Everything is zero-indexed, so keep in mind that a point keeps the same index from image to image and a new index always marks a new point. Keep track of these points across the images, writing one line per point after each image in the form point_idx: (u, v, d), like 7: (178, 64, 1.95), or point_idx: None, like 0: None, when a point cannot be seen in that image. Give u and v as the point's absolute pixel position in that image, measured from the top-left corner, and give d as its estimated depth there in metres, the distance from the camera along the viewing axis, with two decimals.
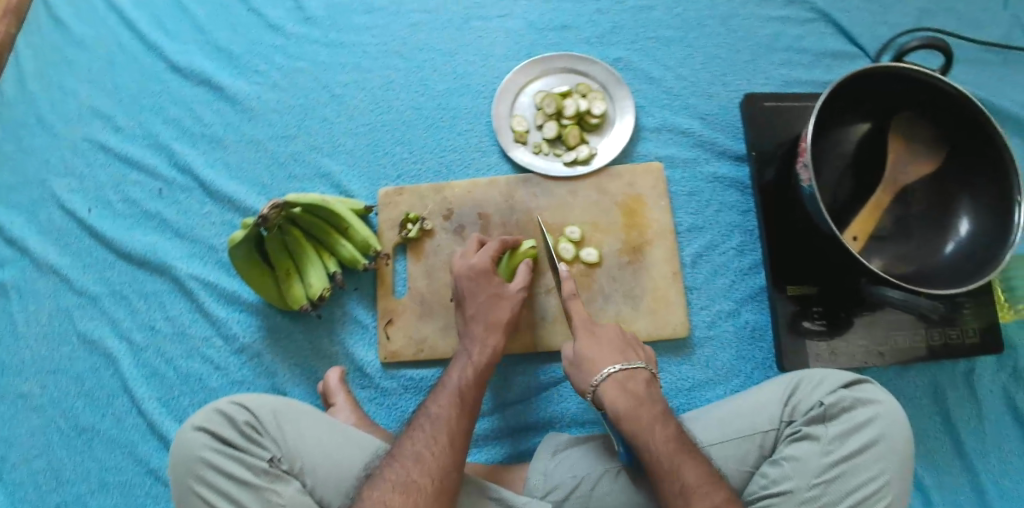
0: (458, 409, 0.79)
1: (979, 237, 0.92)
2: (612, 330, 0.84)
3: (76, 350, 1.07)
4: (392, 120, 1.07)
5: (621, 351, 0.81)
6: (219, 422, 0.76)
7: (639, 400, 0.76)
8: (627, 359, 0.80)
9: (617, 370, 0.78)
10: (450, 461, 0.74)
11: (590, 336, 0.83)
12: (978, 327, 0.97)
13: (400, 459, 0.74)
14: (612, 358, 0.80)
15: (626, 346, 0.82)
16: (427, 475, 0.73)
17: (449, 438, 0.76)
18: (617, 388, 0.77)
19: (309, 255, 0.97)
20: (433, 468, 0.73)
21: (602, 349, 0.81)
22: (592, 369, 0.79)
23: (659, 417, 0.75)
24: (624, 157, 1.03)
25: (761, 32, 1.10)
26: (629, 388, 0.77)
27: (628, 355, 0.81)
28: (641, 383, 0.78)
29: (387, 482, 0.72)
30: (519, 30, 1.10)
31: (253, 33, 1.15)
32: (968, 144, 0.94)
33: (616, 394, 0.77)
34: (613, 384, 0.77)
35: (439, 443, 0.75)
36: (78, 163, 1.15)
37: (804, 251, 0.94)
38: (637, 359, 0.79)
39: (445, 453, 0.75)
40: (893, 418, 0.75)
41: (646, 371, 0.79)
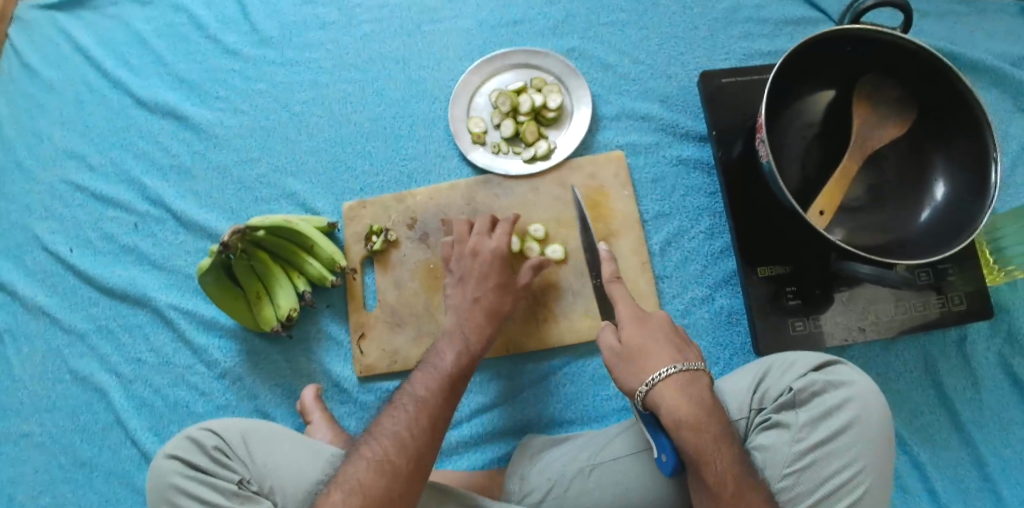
0: (443, 394, 0.78)
1: (957, 200, 0.89)
2: (664, 322, 0.79)
3: (68, 387, 1.08)
4: (351, 134, 1.08)
5: (679, 350, 0.75)
6: (190, 449, 0.79)
7: (700, 405, 0.70)
8: (688, 361, 0.74)
9: (676, 372, 0.72)
10: (428, 444, 0.73)
11: (639, 327, 0.78)
12: (967, 292, 0.93)
13: (383, 437, 0.72)
14: (670, 357, 0.74)
15: (682, 345, 0.76)
16: (407, 455, 0.70)
17: (429, 419, 0.74)
18: (678, 393, 0.71)
19: (278, 276, 0.97)
20: (414, 448, 0.71)
21: (659, 342, 0.76)
22: (645, 369, 0.73)
23: (716, 421, 0.70)
24: (584, 149, 1.02)
25: (717, 6, 1.07)
26: (692, 394, 0.71)
27: (687, 355, 0.75)
28: (699, 386, 0.72)
29: (364, 461, 0.69)
30: (471, 30, 1.09)
31: (211, 60, 1.16)
32: (937, 102, 0.90)
33: (676, 400, 0.71)
34: (673, 388, 0.71)
35: (422, 425, 0.73)
36: (57, 205, 1.15)
37: (773, 230, 0.92)
38: (698, 362, 0.73)
39: (426, 435, 0.73)
40: (867, 400, 0.73)
41: (703, 373, 0.74)
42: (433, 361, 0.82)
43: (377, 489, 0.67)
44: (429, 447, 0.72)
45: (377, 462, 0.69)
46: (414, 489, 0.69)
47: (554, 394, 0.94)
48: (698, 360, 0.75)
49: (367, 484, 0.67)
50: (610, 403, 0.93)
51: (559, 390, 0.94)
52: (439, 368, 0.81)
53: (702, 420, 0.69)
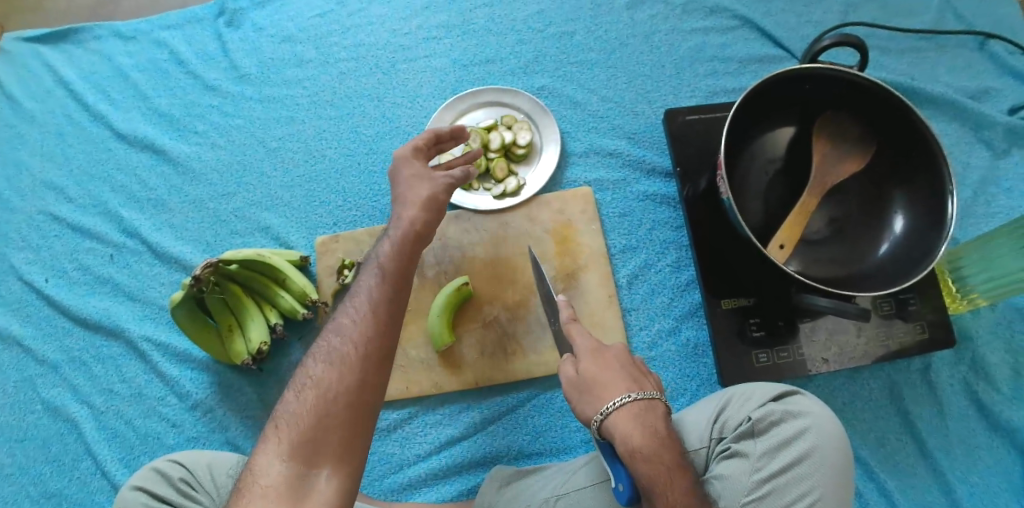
0: (394, 282, 0.74)
1: (916, 233, 0.91)
2: (622, 354, 0.76)
3: (40, 417, 1.08)
4: (325, 169, 1.10)
5: (635, 381, 0.74)
6: (156, 481, 0.81)
7: (652, 432, 0.69)
8: (642, 390, 0.72)
9: (630, 399, 0.71)
10: (377, 336, 0.70)
11: (597, 359, 0.75)
12: (926, 322, 0.95)
13: (331, 343, 0.70)
14: (625, 386, 0.73)
15: (639, 373, 0.75)
16: (355, 353, 0.68)
17: (380, 310, 0.71)
18: (631, 421, 0.70)
19: (250, 310, 0.98)
20: (361, 346, 0.69)
21: (614, 376, 0.73)
22: (601, 396, 0.72)
23: (666, 449, 0.69)
24: (553, 185, 1.04)
25: (682, 45, 1.11)
26: (646, 426, 0.70)
27: (641, 384, 0.73)
28: (652, 414, 0.71)
29: (320, 366, 0.68)
30: (444, 68, 1.13)
31: (191, 95, 1.18)
32: (895, 137, 0.93)
33: (630, 428, 0.69)
34: (626, 416, 0.70)
35: (370, 317, 0.71)
36: (34, 235, 1.16)
37: (736, 262, 0.93)
38: (654, 392, 0.72)
39: (371, 328, 0.70)
40: (823, 430, 0.76)
41: (657, 402, 0.72)
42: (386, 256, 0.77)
43: (331, 387, 0.67)
44: (382, 338, 0.70)
45: (329, 360, 0.68)
46: (370, 382, 0.68)
47: (522, 426, 0.95)
48: (653, 388, 0.74)
49: (324, 383, 0.67)
50: (577, 434, 0.94)
51: (528, 421, 0.95)
52: (391, 260, 0.76)
53: (654, 451, 0.68)
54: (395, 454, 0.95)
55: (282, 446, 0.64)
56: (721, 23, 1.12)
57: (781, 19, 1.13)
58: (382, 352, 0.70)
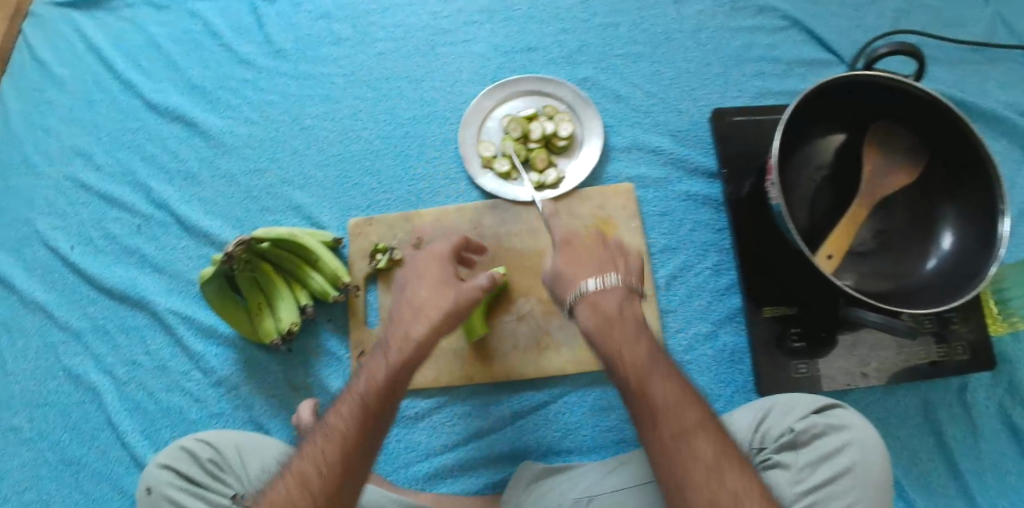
0: (403, 360, 0.72)
1: (964, 251, 0.89)
2: (596, 240, 0.74)
3: (61, 385, 1.07)
4: (359, 151, 1.08)
5: (605, 266, 0.72)
6: (183, 459, 0.79)
7: (612, 318, 0.69)
8: (605, 275, 0.71)
9: (594, 285, 0.70)
10: (363, 428, 0.66)
11: (571, 248, 0.74)
12: (967, 343, 0.93)
13: (320, 429, 0.68)
14: (593, 271, 0.71)
15: (608, 260, 0.73)
16: (336, 444, 0.65)
17: (364, 413, 0.67)
18: (594, 308, 0.69)
19: (280, 289, 0.97)
20: (346, 438, 0.66)
21: (582, 265, 0.72)
22: (570, 283, 0.71)
23: (630, 339, 0.67)
24: (593, 180, 1.02)
25: (731, 42, 1.08)
26: (603, 310, 0.69)
27: (606, 268, 0.72)
28: (616, 297, 0.70)
29: (301, 454, 0.66)
30: (485, 54, 1.10)
31: (224, 68, 1.16)
32: (948, 151, 0.90)
33: (590, 313, 0.69)
34: (587, 304, 0.69)
35: (359, 406, 0.68)
36: (60, 201, 1.15)
37: (781, 270, 0.92)
38: (615, 274, 0.70)
39: (359, 419, 0.67)
40: (867, 442, 0.74)
41: (625, 286, 0.71)
42: (401, 325, 0.75)
43: (315, 472, 0.63)
44: (361, 440, 0.66)
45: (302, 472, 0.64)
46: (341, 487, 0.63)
47: (552, 422, 0.94)
48: (618, 273, 0.71)
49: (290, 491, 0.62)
50: (608, 434, 0.93)
51: (558, 418, 0.94)
52: (406, 334, 0.74)
53: (611, 333, 0.68)
54: (422, 443, 0.94)
55: None
56: (771, 22, 1.09)
57: (835, 21, 1.09)
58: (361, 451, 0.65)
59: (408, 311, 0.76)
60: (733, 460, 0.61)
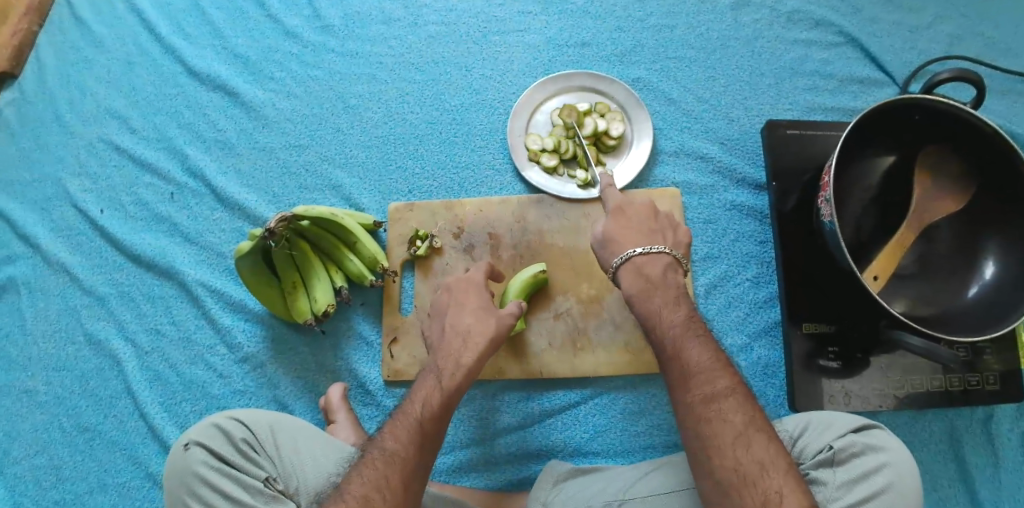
0: (453, 389, 0.76)
1: (1010, 284, 0.86)
2: (643, 209, 0.80)
3: (81, 349, 1.05)
4: (404, 134, 1.07)
5: (649, 235, 0.78)
6: (215, 437, 0.76)
7: (653, 281, 0.74)
8: (651, 244, 0.76)
9: (639, 252, 0.76)
10: (420, 453, 0.70)
11: (622, 216, 0.79)
12: (999, 372, 0.90)
13: (377, 452, 0.69)
14: (637, 240, 0.77)
15: (652, 231, 0.78)
16: (398, 468, 0.67)
17: (430, 418, 0.72)
18: (635, 273, 0.75)
19: (316, 269, 0.95)
20: (406, 462, 0.68)
21: (632, 233, 0.78)
22: (615, 249, 0.77)
23: (671, 301, 0.73)
24: (639, 182, 1.02)
25: (786, 54, 1.07)
26: (646, 273, 0.75)
27: (653, 238, 0.77)
28: (662, 265, 0.75)
29: (359, 476, 0.66)
30: (538, 45, 1.09)
31: (269, 40, 1.14)
32: (999, 178, 0.88)
33: (631, 277, 0.75)
34: (631, 268, 0.76)
35: (417, 431, 0.71)
36: (92, 163, 1.13)
37: (822, 287, 0.92)
38: (660, 244, 0.76)
39: (417, 444, 0.70)
40: (905, 467, 0.72)
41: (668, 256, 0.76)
42: (451, 353, 0.80)
43: (388, 472, 0.67)
44: (427, 443, 0.71)
45: (374, 469, 0.66)
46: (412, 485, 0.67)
47: (580, 423, 0.93)
48: (663, 244, 0.77)
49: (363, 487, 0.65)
50: (637, 439, 0.92)
51: (587, 419, 0.93)
52: (456, 361, 0.79)
53: (650, 294, 0.74)
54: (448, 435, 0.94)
55: None
56: (827, 37, 1.08)
57: (889, 41, 1.08)
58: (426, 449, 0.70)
59: (455, 339, 0.81)
60: (781, 464, 0.62)
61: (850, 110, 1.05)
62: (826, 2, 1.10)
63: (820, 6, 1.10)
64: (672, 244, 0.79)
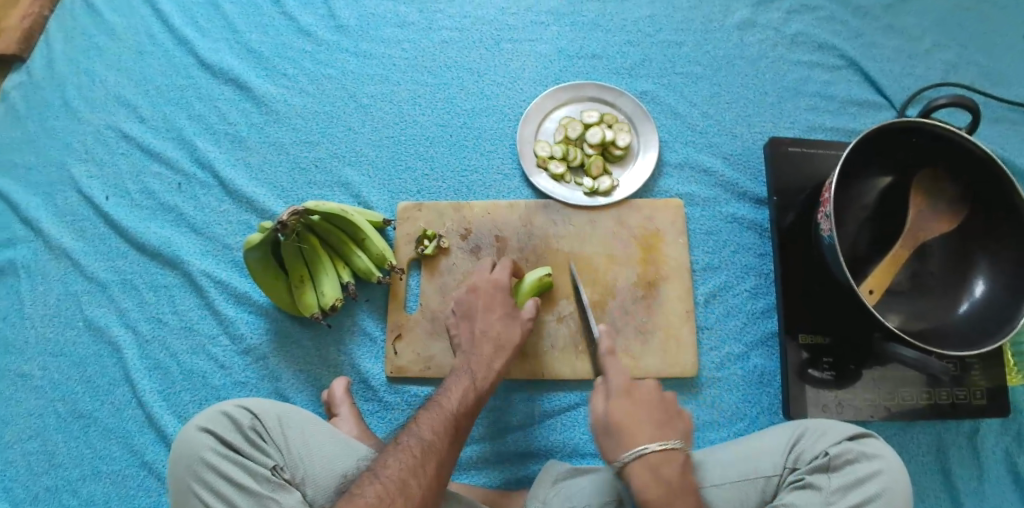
0: (484, 389, 0.84)
1: (997, 303, 0.90)
2: (653, 391, 0.78)
3: (81, 335, 1.04)
4: (415, 135, 1.09)
5: (660, 427, 0.75)
6: (223, 425, 0.77)
7: (671, 487, 0.70)
8: (665, 439, 0.73)
9: (654, 448, 0.72)
10: (451, 445, 0.76)
11: (626, 397, 0.77)
12: (985, 388, 0.93)
13: (414, 442, 0.74)
14: (651, 433, 0.74)
15: (665, 419, 0.76)
16: (434, 458, 0.73)
17: (460, 417, 0.79)
18: (648, 470, 0.71)
19: (324, 263, 0.96)
20: (440, 452, 0.74)
21: (640, 419, 0.75)
22: (627, 440, 0.73)
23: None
24: (644, 192, 1.05)
25: (788, 74, 1.11)
26: (662, 476, 0.71)
27: (665, 431, 0.74)
28: (677, 466, 0.72)
29: (397, 462, 0.71)
30: (549, 55, 1.12)
31: (283, 36, 1.16)
32: (990, 202, 0.91)
33: (645, 478, 0.71)
34: (645, 467, 0.71)
35: (452, 424, 0.77)
36: (100, 149, 1.13)
37: (819, 300, 0.95)
38: (677, 441, 0.73)
39: (450, 436, 0.77)
40: (896, 476, 0.75)
41: (682, 450, 0.74)
42: (481, 357, 0.86)
43: (425, 459, 0.73)
44: (454, 437, 0.77)
45: (408, 457, 0.72)
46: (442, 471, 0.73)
47: (579, 425, 0.95)
48: (676, 436, 0.74)
49: (399, 470, 0.71)
50: None
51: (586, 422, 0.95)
52: (489, 366, 0.86)
53: (669, 496, 0.70)
54: None
55: None
56: (828, 60, 1.12)
57: (888, 67, 1.12)
58: (452, 443, 0.77)
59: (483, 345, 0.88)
60: None
61: (848, 131, 1.09)
62: (829, 26, 1.14)
63: (823, 29, 1.13)
64: (681, 433, 0.76)
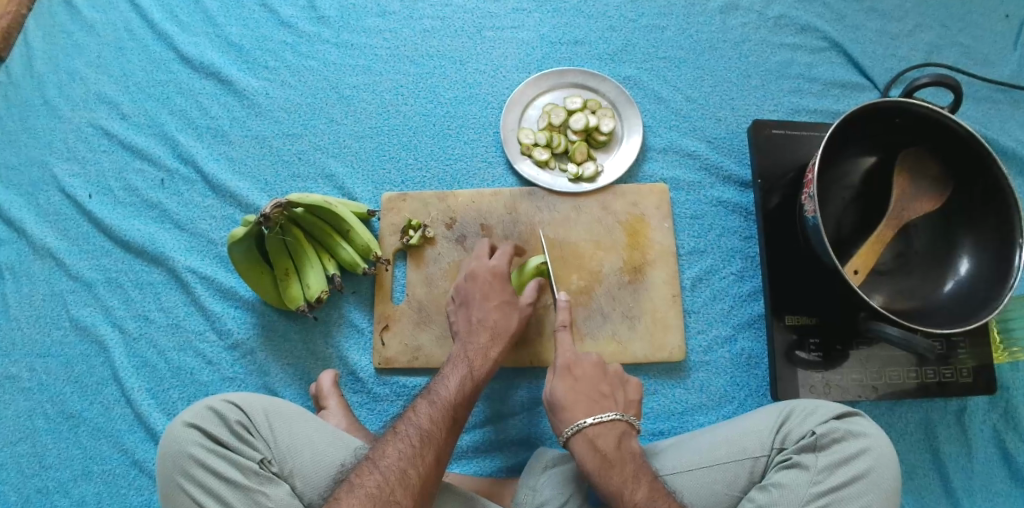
0: (480, 376, 0.85)
1: (983, 280, 0.90)
2: (596, 367, 0.85)
3: (67, 335, 1.04)
4: (398, 125, 1.09)
5: (597, 402, 0.82)
6: (210, 420, 0.76)
7: (607, 454, 0.77)
8: (602, 413, 0.81)
9: (591, 422, 0.79)
10: (448, 434, 0.79)
11: (570, 377, 0.84)
12: (973, 365, 0.94)
13: (412, 431, 0.77)
14: (588, 409, 0.81)
15: (602, 394, 0.83)
16: (433, 447, 0.76)
17: (457, 406, 0.81)
18: (587, 444, 0.78)
19: (309, 257, 0.96)
20: (439, 441, 0.77)
21: (581, 395, 0.82)
22: (567, 418, 0.81)
23: (630, 478, 0.75)
24: (628, 177, 1.04)
25: (771, 57, 1.11)
26: (599, 446, 0.78)
27: (603, 405, 0.82)
28: (614, 436, 0.79)
29: (396, 452, 0.74)
30: (531, 42, 1.11)
31: (263, 29, 1.15)
32: (973, 182, 0.92)
33: (584, 450, 0.78)
34: (583, 440, 0.79)
35: (449, 413, 0.80)
36: (81, 147, 1.12)
37: (805, 282, 0.95)
38: (611, 412, 0.80)
39: (448, 425, 0.79)
40: (882, 453, 0.75)
41: (621, 422, 0.80)
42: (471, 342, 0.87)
43: (426, 447, 0.75)
44: (451, 425, 0.79)
45: (407, 446, 0.75)
46: (441, 459, 0.76)
47: None
48: (613, 409, 0.82)
49: (398, 461, 0.73)
50: None
51: None
52: (485, 354, 0.87)
53: (607, 467, 0.76)
54: None
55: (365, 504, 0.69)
56: (811, 42, 1.12)
57: (871, 48, 1.11)
58: (450, 433, 0.79)
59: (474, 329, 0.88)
60: None
61: (832, 113, 1.08)
62: (811, 8, 1.13)
63: (806, 11, 1.13)
64: (624, 404, 0.84)
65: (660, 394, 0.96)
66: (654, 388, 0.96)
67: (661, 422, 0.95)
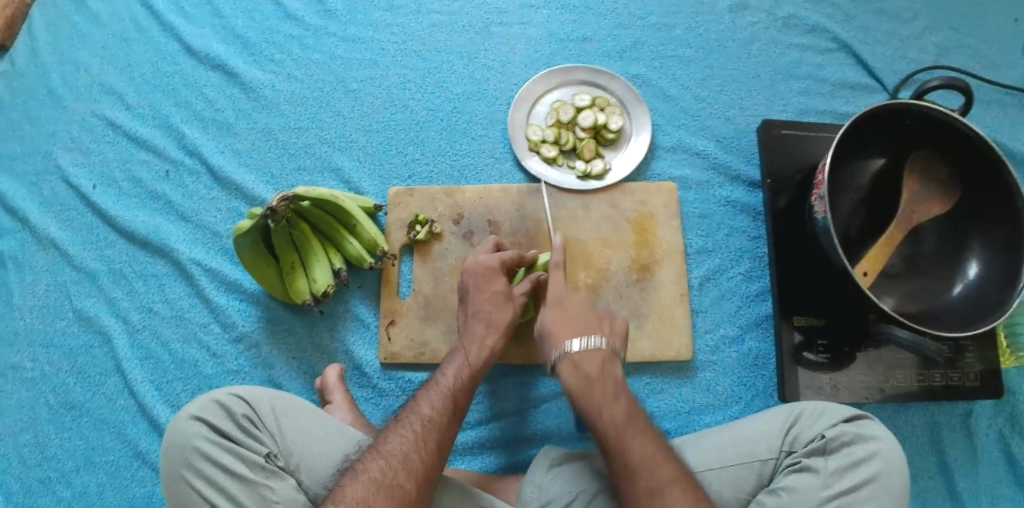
0: (482, 362, 0.84)
1: (992, 282, 0.89)
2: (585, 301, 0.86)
3: (70, 326, 1.03)
4: (406, 120, 1.08)
5: (587, 328, 0.83)
6: (216, 413, 0.76)
7: (592, 377, 0.79)
8: (589, 338, 0.82)
9: (578, 346, 0.81)
10: (450, 420, 0.77)
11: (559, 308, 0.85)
12: (980, 369, 0.94)
13: (414, 418, 0.76)
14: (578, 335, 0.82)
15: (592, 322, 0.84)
16: (434, 432, 0.75)
17: (459, 392, 0.80)
18: (572, 367, 0.80)
19: (316, 251, 0.95)
20: (441, 427, 0.76)
21: (570, 325, 0.83)
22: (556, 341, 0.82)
23: (610, 397, 0.77)
24: (636, 175, 1.04)
25: (780, 57, 1.11)
26: (583, 368, 0.80)
27: (591, 331, 0.83)
28: (598, 360, 0.81)
29: (398, 438, 0.74)
30: (540, 39, 1.11)
31: (270, 21, 1.14)
32: (983, 185, 0.91)
33: (569, 370, 0.80)
34: (568, 363, 0.80)
35: (450, 399, 0.79)
36: (86, 138, 1.11)
37: (813, 282, 0.95)
38: (598, 337, 0.81)
39: (449, 412, 0.78)
40: (892, 456, 0.75)
41: (607, 348, 0.82)
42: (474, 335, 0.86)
43: (427, 433, 0.75)
44: (454, 412, 0.78)
45: (408, 432, 0.74)
46: (444, 444, 0.75)
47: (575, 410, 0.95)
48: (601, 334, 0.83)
49: (400, 447, 0.73)
50: None
51: None
52: (481, 343, 0.85)
53: (589, 388, 0.78)
54: None
55: (368, 488, 0.69)
56: (821, 43, 1.11)
57: (880, 49, 1.11)
58: (454, 419, 0.78)
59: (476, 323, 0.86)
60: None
61: (841, 114, 1.08)
62: (821, 9, 1.13)
63: (815, 12, 1.13)
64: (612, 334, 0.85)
65: (666, 393, 0.95)
66: (661, 387, 0.96)
67: (668, 421, 0.94)
